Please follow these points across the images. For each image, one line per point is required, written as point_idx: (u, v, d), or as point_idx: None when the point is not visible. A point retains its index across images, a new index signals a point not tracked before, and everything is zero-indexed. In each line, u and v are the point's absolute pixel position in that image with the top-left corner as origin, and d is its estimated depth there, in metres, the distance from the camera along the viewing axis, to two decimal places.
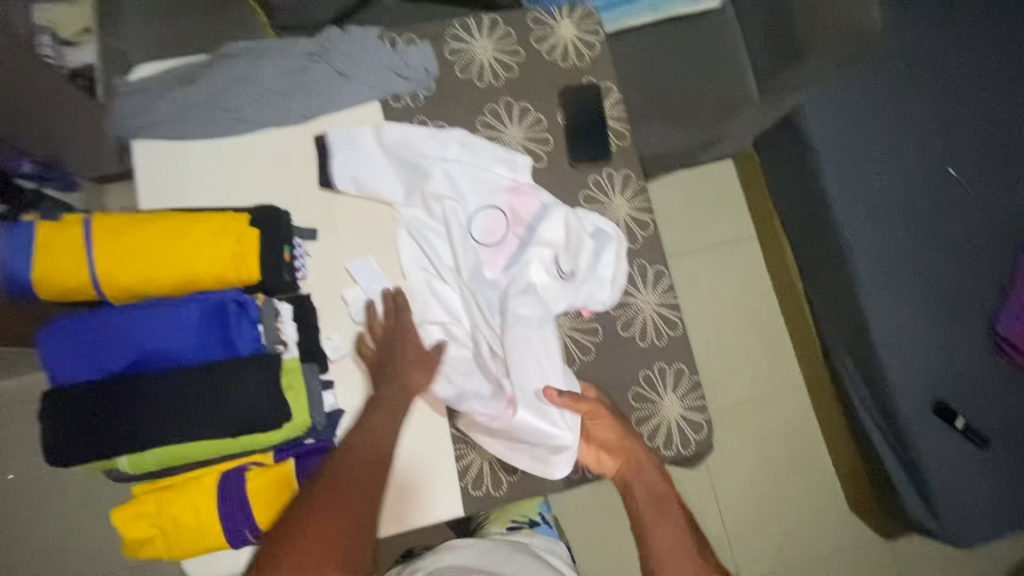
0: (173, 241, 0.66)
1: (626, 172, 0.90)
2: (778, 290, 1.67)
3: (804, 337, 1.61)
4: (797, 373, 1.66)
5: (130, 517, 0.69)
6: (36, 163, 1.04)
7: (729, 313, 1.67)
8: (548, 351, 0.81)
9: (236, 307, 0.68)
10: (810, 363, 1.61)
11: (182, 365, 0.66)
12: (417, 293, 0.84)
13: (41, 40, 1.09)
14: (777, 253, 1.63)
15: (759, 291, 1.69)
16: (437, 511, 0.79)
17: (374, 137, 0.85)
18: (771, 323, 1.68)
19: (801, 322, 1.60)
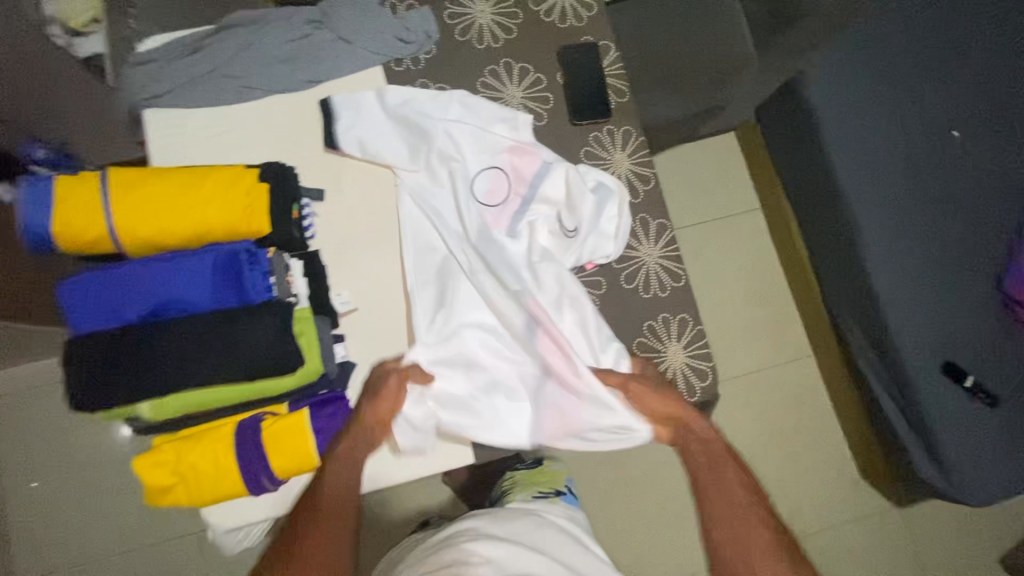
0: (187, 193, 0.68)
1: (627, 129, 0.91)
2: (784, 260, 1.67)
3: (811, 305, 1.61)
4: (805, 343, 1.66)
5: (151, 464, 0.72)
6: (50, 149, 0.93)
7: (735, 284, 1.68)
8: (576, 326, 0.82)
9: (248, 258, 0.70)
10: (818, 332, 1.61)
11: (196, 313, 0.68)
12: (421, 254, 0.85)
13: (52, 31, 0.99)
14: (782, 223, 1.63)
15: (765, 262, 1.69)
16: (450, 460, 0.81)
17: (374, 101, 0.87)
18: (777, 293, 1.68)
19: (807, 291, 1.60)
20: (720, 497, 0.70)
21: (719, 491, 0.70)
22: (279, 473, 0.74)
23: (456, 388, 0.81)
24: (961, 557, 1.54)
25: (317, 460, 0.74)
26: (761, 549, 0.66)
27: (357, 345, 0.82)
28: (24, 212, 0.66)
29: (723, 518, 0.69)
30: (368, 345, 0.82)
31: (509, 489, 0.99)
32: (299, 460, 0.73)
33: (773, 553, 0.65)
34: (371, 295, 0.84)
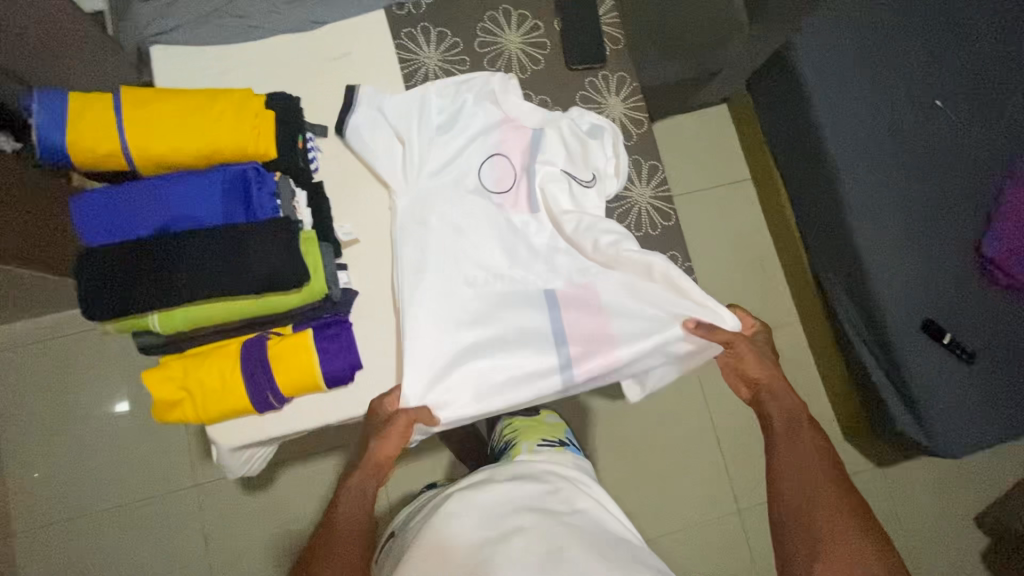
0: (196, 112, 0.71)
1: (621, 75, 0.95)
2: (772, 229, 1.72)
3: (798, 273, 1.65)
4: (792, 310, 1.71)
5: (160, 379, 0.74)
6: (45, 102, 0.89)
7: (725, 253, 1.72)
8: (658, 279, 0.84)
9: (256, 176, 0.72)
10: (804, 298, 1.66)
11: (206, 229, 0.70)
12: (433, 256, 0.84)
13: None
14: (771, 193, 1.68)
15: (755, 231, 1.74)
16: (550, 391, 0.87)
17: (373, 97, 0.86)
18: (766, 262, 1.73)
19: (795, 259, 1.65)
20: (793, 453, 0.72)
21: (795, 448, 0.72)
22: (284, 390, 0.77)
23: (501, 379, 0.82)
24: (939, 515, 1.60)
25: (320, 378, 0.77)
26: (826, 503, 0.66)
27: (359, 275, 0.85)
28: (36, 126, 0.68)
29: (791, 473, 0.70)
30: (373, 275, 0.85)
31: (515, 438, 1.03)
32: (303, 378, 0.76)
33: (839, 511, 0.66)
34: (374, 228, 0.86)
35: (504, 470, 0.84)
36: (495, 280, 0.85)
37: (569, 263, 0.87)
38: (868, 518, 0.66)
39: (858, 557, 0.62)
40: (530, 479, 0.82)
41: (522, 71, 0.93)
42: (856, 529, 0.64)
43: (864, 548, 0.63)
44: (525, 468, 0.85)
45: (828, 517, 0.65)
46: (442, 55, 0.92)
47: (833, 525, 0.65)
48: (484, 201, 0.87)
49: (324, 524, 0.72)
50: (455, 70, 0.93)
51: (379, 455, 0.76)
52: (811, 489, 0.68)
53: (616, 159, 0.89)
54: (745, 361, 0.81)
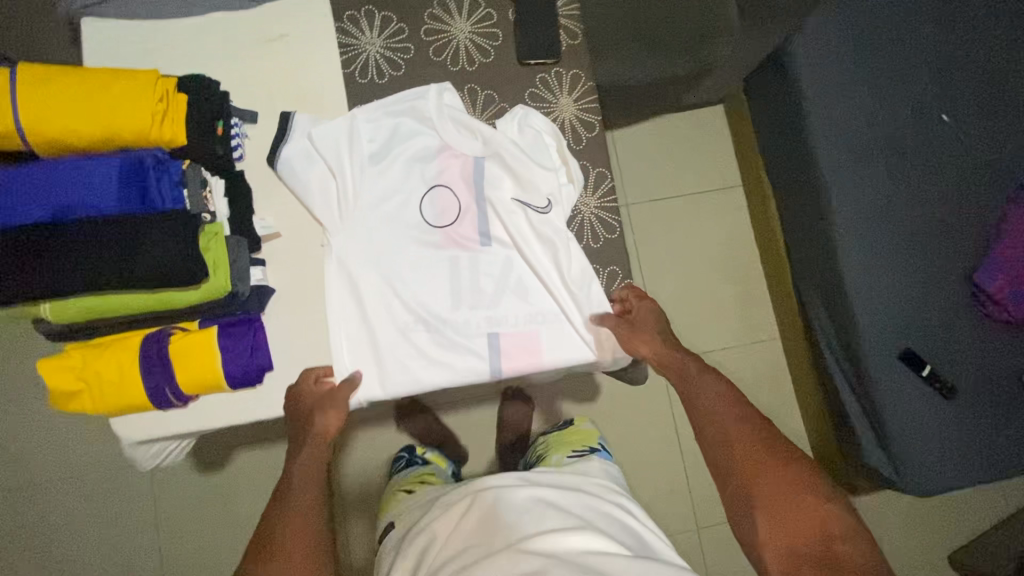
0: (94, 93, 0.67)
1: (576, 73, 0.88)
2: (759, 239, 1.64)
3: (781, 288, 1.58)
4: (773, 325, 1.63)
5: (56, 369, 0.72)
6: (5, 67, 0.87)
7: (707, 261, 1.65)
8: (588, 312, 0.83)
9: (157, 165, 0.69)
10: (785, 314, 1.58)
11: (101, 218, 0.67)
12: (368, 296, 0.81)
13: None
14: (760, 202, 1.60)
15: (743, 240, 1.66)
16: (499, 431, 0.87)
17: (306, 126, 0.82)
18: (750, 273, 1.65)
19: (779, 272, 1.57)
20: (703, 414, 0.73)
21: (704, 406, 0.73)
22: (184, 388, 0.74)
23: None
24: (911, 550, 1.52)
25: (223, 378, 0.75)
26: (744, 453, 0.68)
27: (278, 270, 0.81)
28: None
29: (708, 433, 0.71)
30: (292, 273, 0.81)
31: (546, 452, 1.06)
32: (204, 376, 0.74)
33: (759, 458, 0.67)
34: (298, 221, 0.82)
35: (540, 474, 0.83)
36: (438, 324, 0.82)
37: (518, 307, 0.83)
38: (779, 444, 0.69)
39: (789, 492, 0.65)
40: (569, 489, 0.79)
41: (469, 62, 0.87)
42: (778, 469, 0.66)
43: (790, 482, 0.65)
44: (544, 477, 0.81)
45: (755, 464, 0.67)
46: (384, 41, 0.86)
47: (758, 471, 0.66)
48: (425, 234, 0.83)
49: (282, 486, 0.71)
50: (398, 58, 0.86)
51: (326, 425, 0.74)
52: (728, 441, 0.69)
53: (563, 176, 0.84)
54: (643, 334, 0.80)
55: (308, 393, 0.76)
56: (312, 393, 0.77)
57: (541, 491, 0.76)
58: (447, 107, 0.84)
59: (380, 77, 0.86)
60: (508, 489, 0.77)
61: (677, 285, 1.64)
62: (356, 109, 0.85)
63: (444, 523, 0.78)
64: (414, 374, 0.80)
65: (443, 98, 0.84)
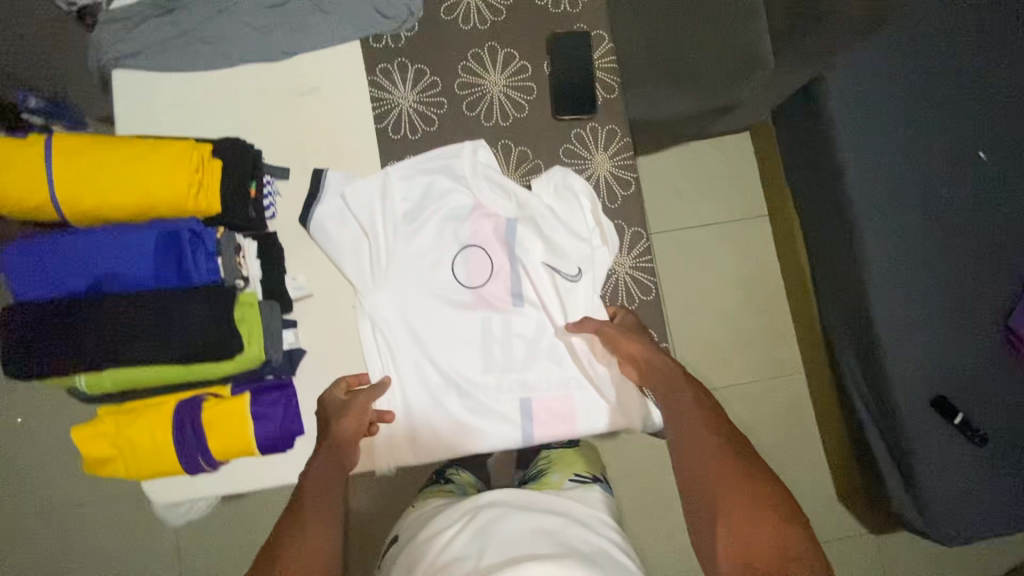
0: (131, 165, 0.66)
1: (611, 128, 0.87)
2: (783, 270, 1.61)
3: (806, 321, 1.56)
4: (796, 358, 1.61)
5: (89, 436, 0.72)
6: (44, 97, 0.91)
7: (730, 291, 1.62)
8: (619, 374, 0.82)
9: (193, 238, 0.68)
10: (810, 348, 1.56)
11: (137, 291, 0.66)
12: (400, 359, 0.80)
13: None
14: (786, 233, 1.57)
15: (767, 270, 1.63)
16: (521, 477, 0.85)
17: (339, 184, 0.82)
18: (774, 304, 1.62)
19: (805, 305, 1.54)
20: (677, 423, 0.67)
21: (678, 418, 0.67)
22: (216, 455, 0.74)
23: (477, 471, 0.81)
24: None
25: (254, 443, 0.74)
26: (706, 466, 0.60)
27: (309, 331, 0.80)
28: None
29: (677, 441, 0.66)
30: (323, 333, 0.80)
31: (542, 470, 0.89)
32: (236, 443, 0.73)
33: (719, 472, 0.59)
34: (328, 280, 0.81)
35: (535, 498, 0.74)
36: (468, 386, 0.81)
37: (550, 370, 0.82)
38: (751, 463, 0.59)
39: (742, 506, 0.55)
40: (565, 516, 0.71)
41: (504, 116, 0.86)
42: (737, 485, 0.57)
43: (747, 502, 0.56)
44: (542, 502, 0.74)
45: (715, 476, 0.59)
46: (418, 95, 0.85)
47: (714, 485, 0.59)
48: (456, 294, 0.83)
49: (299, 503, 0.64)
50: (431, 113, 0.85)
51: (344, 430, 0.72)
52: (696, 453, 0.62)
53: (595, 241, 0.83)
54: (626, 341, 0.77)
55: (329, 401, 0.75)
56: (331, 408, 0.74)
57: (539, 521, 0.69)
58: (480, 165, 0.83)
59: (413, 132, 0.85)
60: (509, 514, 0.70)
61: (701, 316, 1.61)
62: (389, 166, 0.84)
63: (435, 547, 0.70)
64: (447, 437, 0.80)
65: (477, 155, 0.83)
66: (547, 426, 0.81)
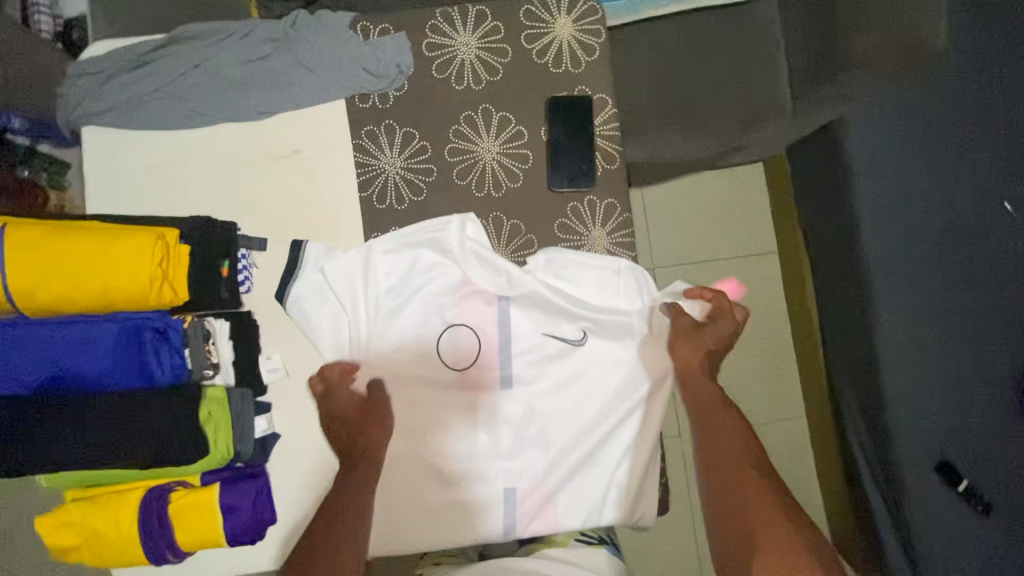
0: (90, 256, 0.61)
1: (611, 202, 0.81)
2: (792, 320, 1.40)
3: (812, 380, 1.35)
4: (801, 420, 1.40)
5: (55, 524, 0.70)
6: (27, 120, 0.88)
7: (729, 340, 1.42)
8: (619, 451, 0.77)
9: (156, 335, 0.64)
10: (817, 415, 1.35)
11: (96, 389, 0.63)
12: None
13: (40, 19, 1.01)
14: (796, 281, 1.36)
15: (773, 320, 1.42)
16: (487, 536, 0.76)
17: (319, 258, 0.77)
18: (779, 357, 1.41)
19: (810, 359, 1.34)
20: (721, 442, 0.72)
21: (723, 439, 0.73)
22: (184, 548, 0.71)
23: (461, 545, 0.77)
24: None
25: (223, 537, 0.71)
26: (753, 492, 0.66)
27: (283, 415, 0.76)
28: None
29: (713, 469, 0.70)
30: (298, 417, 0.76)
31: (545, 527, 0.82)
32: (204, 537, 0.70)
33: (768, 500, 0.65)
34: (306, 361, 0.77)
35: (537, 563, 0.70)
36: (448, 475, 0.77)
37: (540, 455, 0.77)
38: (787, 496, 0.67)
39: (783, 544, 0.61)
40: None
41: (496, 187, 0.81)
42: (783, 517, 0.64)
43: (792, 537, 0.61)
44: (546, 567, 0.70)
45: (762, 505, 0.65)
46: (405, 161, 0.80)
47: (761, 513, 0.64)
48: (442, 379, 0.78)
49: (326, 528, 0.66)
50: (418, 180, 0.80)
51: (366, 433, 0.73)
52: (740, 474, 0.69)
53: (625, 309, 0.79)
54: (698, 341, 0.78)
55: (342, 395, 0.74)
56: (335, 393, 0.74)
57: None
58: (469, 240, 0.78)
59: (399, 202, 0.80)
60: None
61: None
62: (375, 238, 0.79)
63: None
64: (427, 520, 0.76)
65: (465, 230, 0.78)
66: (536, 508, 0.76)
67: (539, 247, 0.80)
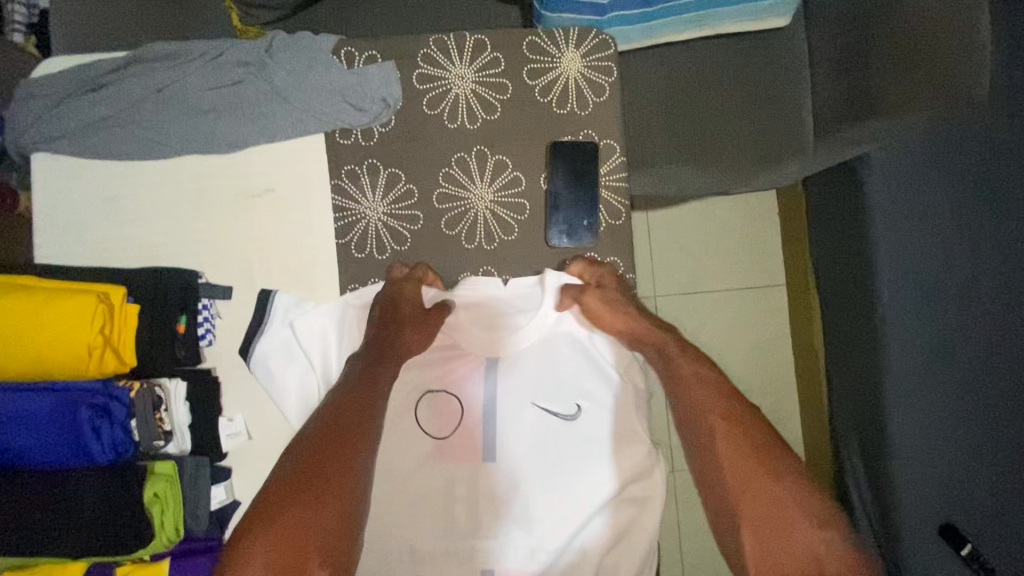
0: (23, 320, 0.55)
1: (613, 261, 0.73)
2: (799, 366, 1.30)
3: (817, 431, 1.26)
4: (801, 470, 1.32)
5: None
6: None
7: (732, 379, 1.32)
8: (609, 543, 0.69)
9: (94, 411, 0.57)
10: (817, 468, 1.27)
11: (28, 465, 0.57)
12: None
13: (12, 8, 0.96)
14: (804, 324, 1.27)
15: (778, 362, 1.32)
16: None
17: (288, 312, 0.70)
18: (782, 401, 1.32)
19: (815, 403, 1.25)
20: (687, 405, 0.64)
21: (685, 397, 0.64)
22: None
23: None
24: None
25: None
26: (731, 450, 0.59)
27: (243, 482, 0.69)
28: None
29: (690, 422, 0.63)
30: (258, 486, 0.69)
31: None
32: None
33: (747, 454, 0.58)
34: (269, 426, 0.69)
35: None
36: (420, 555, 0.70)
37: (521, 537, 0.70)
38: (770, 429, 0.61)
39: (775, 502, 0.55)
40: None
41: (488, 239, 0.73)
42: (762, 461, 0.57)
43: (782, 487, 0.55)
44: None
45: (739, 460, 0.58)
46: (389, 206, 0.72)
47: (743, 475, 0.57)
48: (419, 447, 0.72)
49: (329, 453, 0.58)
50: (403, 228, 0.73)
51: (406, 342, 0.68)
52: (710, 430, 0.61)
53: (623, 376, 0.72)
54: (622, 307, 0.69)
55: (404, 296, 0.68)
56: (396, 302, 0.68)
57: None
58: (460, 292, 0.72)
59: (380, 251, 0.72)
60: None
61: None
62: (353, 291, 0.72)
63: None
64: None
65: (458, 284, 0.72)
66: None
67: (536, 301, 0.73)
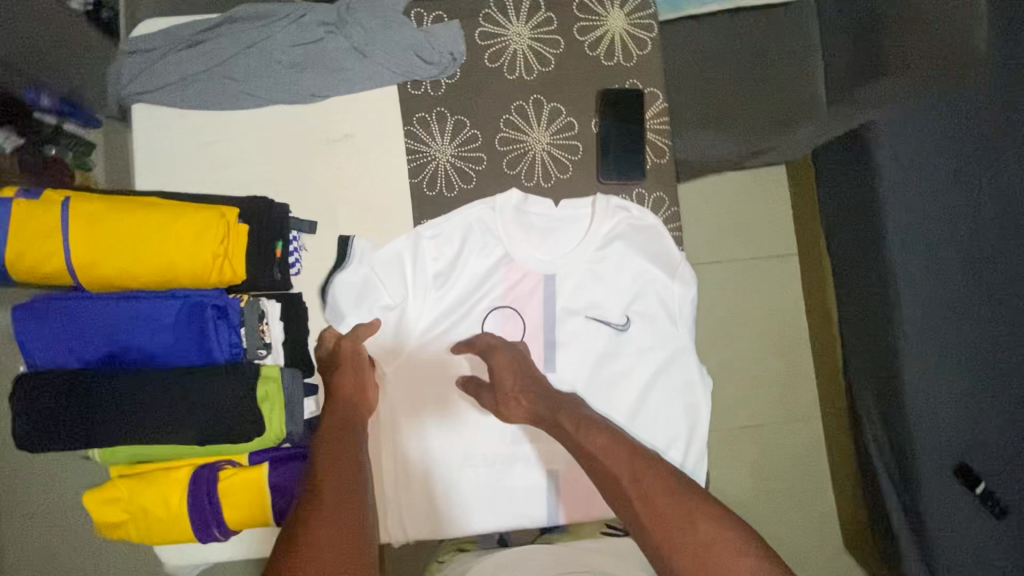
0: (154, 234, 0.63)
1: (660, 195, 0.82)
2: None
3: None
4: None
5: (100, 502, 0.69)
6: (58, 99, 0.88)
7: None
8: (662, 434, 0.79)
9: (215, 312, 0.65)
10: None
11: (155, 363, 0.64)
12: (420, 427, 0.77)
13: None
14: None
15: None
16: (526, 509, 0.78)
17: (366, 250, 0.76)
18: None
19: None
20: (595, 475, 0.58)
21: (591, 466, 0.59)
22: (233, 523, 0.71)
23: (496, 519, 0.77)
24: None
25: (269, 514, 0.71)
26: (656, 498, 0.53)
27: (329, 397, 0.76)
28: None
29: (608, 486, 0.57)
30: None
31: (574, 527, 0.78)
32: (253, 514, 0.70)
33: (670, 501, 0.53)
34: None
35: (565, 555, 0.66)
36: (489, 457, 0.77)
37: None
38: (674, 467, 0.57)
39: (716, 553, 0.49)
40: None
41: (546, 177, 0.81)
42: (682, 510, 0.52)
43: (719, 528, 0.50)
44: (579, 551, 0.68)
45: (661, 516, 0.52)
46: (456, 148, 0.80)
47: (668, 526, 0.51)
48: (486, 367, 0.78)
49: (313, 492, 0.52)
50: (469, 168, 0.80)
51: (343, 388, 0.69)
52: (626, 495, 0.55)
53: (668, 284, 0.80)
54: (511, 395, 0.70)
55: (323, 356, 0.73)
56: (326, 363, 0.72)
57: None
58: (519, 213, 0.79)
59: (449, 189, 0.80)
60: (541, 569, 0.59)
61: (733, 393, 1.22)
62: (424, 222, 0.79)
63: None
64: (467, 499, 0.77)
65: (517, 207, 0.78)
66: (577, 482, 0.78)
67: (592, 216, 0.79)
